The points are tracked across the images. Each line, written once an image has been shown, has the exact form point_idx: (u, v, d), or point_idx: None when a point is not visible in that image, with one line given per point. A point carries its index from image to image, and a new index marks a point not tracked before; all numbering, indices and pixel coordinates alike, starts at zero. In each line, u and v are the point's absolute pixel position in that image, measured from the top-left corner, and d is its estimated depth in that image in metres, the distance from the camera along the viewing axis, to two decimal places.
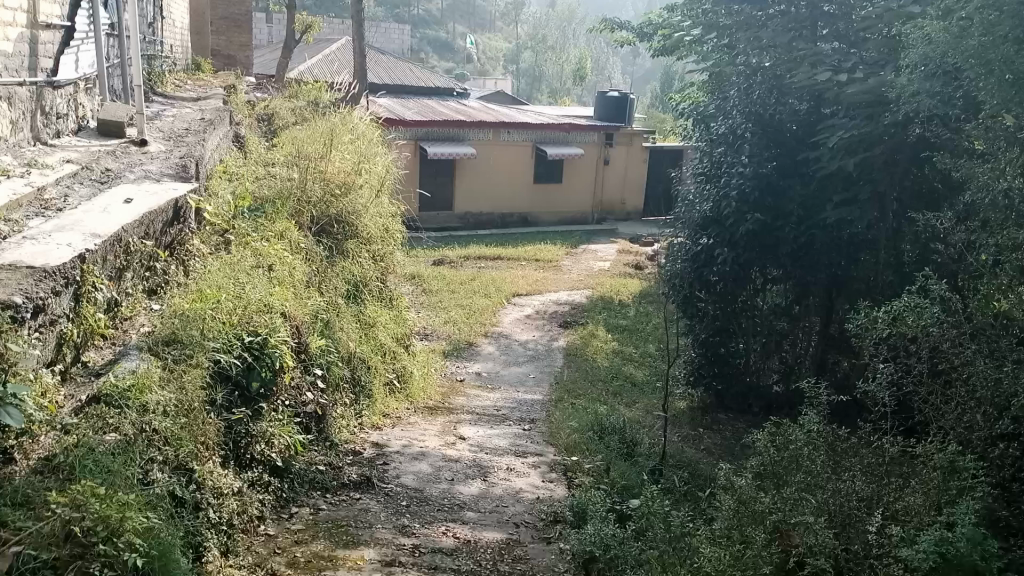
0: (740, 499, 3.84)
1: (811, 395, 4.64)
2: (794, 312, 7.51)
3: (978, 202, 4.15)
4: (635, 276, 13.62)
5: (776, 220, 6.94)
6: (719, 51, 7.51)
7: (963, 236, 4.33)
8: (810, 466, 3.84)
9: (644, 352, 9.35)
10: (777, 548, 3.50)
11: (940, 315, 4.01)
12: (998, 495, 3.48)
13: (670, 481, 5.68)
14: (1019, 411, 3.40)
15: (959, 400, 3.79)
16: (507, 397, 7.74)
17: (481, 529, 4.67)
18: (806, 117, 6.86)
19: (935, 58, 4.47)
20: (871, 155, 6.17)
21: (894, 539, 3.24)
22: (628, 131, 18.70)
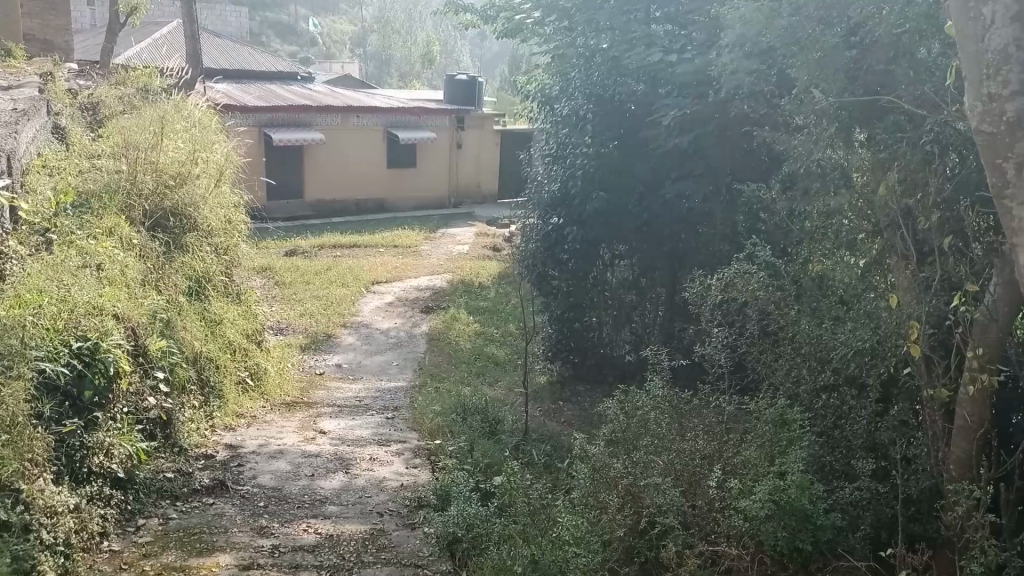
0: (593, 466, 4.00)
1: (655, 362, 4.89)
2: (641, 286, 7.65)
3: (797, 173, 4.44)
4: (494, 258, 13.73)
5: (620, 198, 7.25)
6: (559, 32, 7.64)
7: (786, 206, 4.64)
8: (656, 430, 4.03)
9: (504, 332, 9.46)
10: (629, 511, 3.70)
11: (766, 280, 4.30)
12: (823, 442, 3.76)
13: (532, 456, 5.79)
14: (839, 364, 3.70)
15: (787, 357, 4.07)
16: (369, 386, 7.63)
17: (344, 522, 4.59)
18: (644, 97, 7.07)
19: (752, 38, 4.74)
20: (702, 132, 6.50)
21: (733, 492, 3.47)
22: (478, 114, 18.79)
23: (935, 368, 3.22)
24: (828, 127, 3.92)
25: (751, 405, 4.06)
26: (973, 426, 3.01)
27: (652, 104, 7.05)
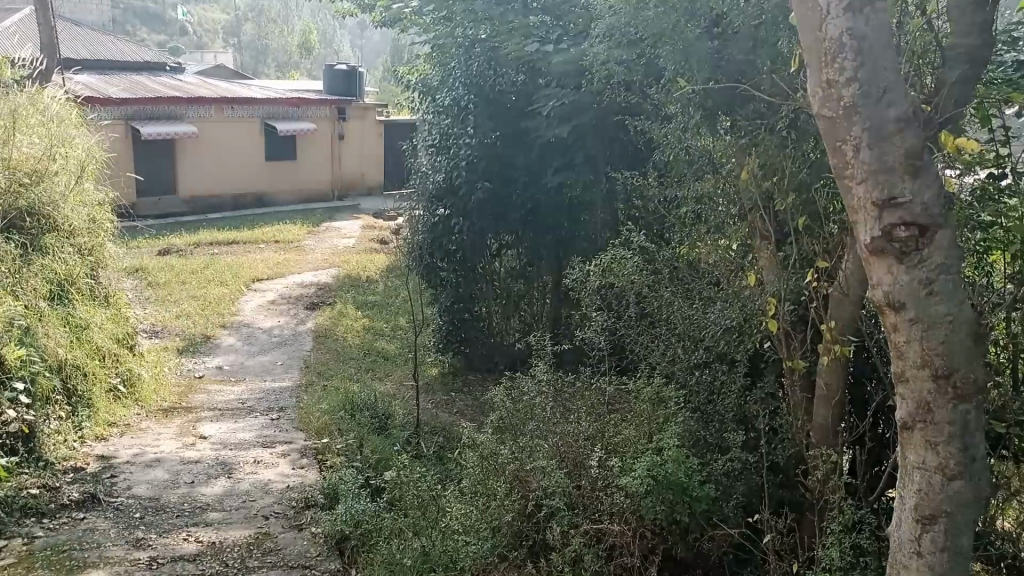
0: (481, 453, 4.03)
1: (539, 348, 4.96)
2: (528, 274, 7.71)
3: (669, 159, 4.60)
4: (381, 251, 13.55)
5: (504, 188, 7.31)
6: (437, 22, 7.61)
7: (659, 191, 4.80)
8: (541, 414, 4.09)
9: (393, 325, 9.36)
10: (517, 496, 3.75)
11: (640, 264, 4.44)
12: (698, 417, 3.91)
13: (422, 448, 5.77)
14: (711, 342, 3.85)
15: (663, 337, 4.22)
16: (252, 388, 7.39)
17: (227, 528, 4.44)
18: (524, 88, 7.22)
19: (622, 28, 4.85)
20: (581, 122, 6.65)
21: (615, 470, 3.57)
22: (359, 104, 18.47)
23: (794, 341, 3.42)
24: (695, 114, 4.07)
25: (630, 385, 4.18)
26: (830, 394, 3.21)
27: (531, 94, 7.22)
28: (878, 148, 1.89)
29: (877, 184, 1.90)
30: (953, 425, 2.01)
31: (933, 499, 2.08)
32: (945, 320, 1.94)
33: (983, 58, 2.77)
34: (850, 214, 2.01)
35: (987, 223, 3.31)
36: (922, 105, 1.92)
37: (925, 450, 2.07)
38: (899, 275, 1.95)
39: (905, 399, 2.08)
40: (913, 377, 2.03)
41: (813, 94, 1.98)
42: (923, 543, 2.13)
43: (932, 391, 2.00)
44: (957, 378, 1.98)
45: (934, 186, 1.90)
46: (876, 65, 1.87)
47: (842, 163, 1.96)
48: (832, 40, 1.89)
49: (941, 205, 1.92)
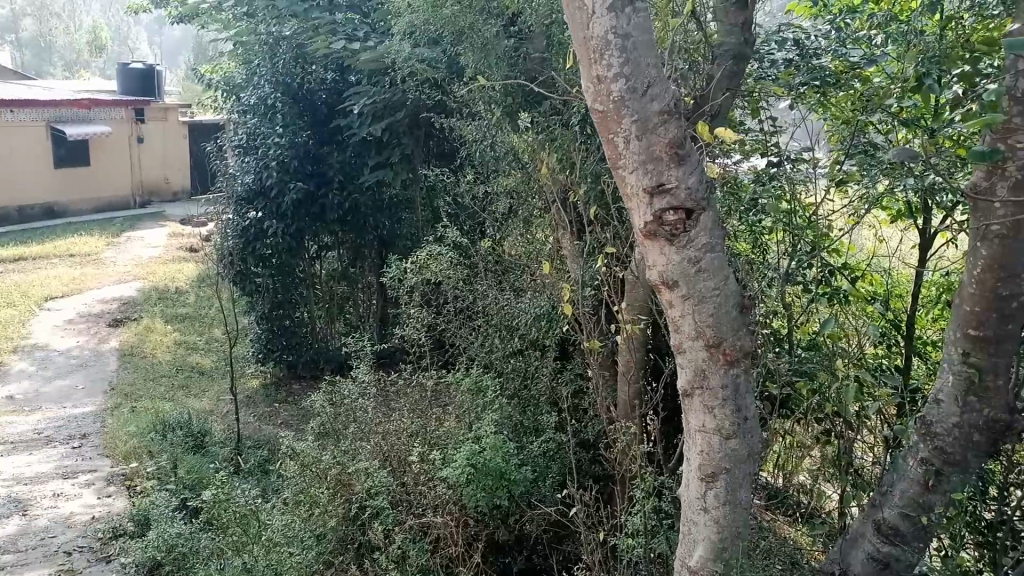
0: (303, 461, 3.95)
1: (358, 350, 4.90)
2: (351, 275, 7.63)
3: (476, 155, 4.70)
4: (192, 259, 12.82)
5: (319, 188, 7.08)
6: (237, 18, 7.33)
7: (469, 187, 4.90)
8: (362, 416, 4.07)
9: (206, 338, 8.88)
10: (340, 500, 3.71)
11: (454, 259, 4.51)
12: (516, 403, 4.04)
13: (244, 463, 5.54)
14: (525, 331, 3.99)
15: (481, 330, 4.30)
16: (49, 416, 6.78)
17: (22, 570, 4.07)
18: (334, 85, 7.14)
19: (424, 27, 4.90)
20: (395, 120, 6.63)
21: (436, 463, 3.64)
22: (160, 105, 17.38)
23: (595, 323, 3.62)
24: (495, 111, 4.21)
25: (450, 377, 4.24)
26: (631, 371, 3.43)
27: (342, 92, 7.17)
28: (645, 138, 2.02)
29: (647, 172, 2.04)
30: (725, 389, 2.21)
31: (714, 457, 2.28)
32: (712, 294, 2.13)
33: (743, 55, 3.04)
34: (625, 201, 2.15)
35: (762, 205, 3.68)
36: (680, 97, 2.08)
37: (704, 414, 2.26)
38: (671, 255, 2.11)
39: (684, 369, 2.27)
40: (689, 348, 2.21)
41: (585, 88, 2.08)
42: (708, 499, 2.33)
43: (706, 359, 2.19)
44: (726, 346, 2.17)
45: (695, 172, 2.07)
46: (639, 61, 1.99)
47: (615, 153, 2.09)
48: (598, 38, 1.99)
49: (703, 189, 2.10)
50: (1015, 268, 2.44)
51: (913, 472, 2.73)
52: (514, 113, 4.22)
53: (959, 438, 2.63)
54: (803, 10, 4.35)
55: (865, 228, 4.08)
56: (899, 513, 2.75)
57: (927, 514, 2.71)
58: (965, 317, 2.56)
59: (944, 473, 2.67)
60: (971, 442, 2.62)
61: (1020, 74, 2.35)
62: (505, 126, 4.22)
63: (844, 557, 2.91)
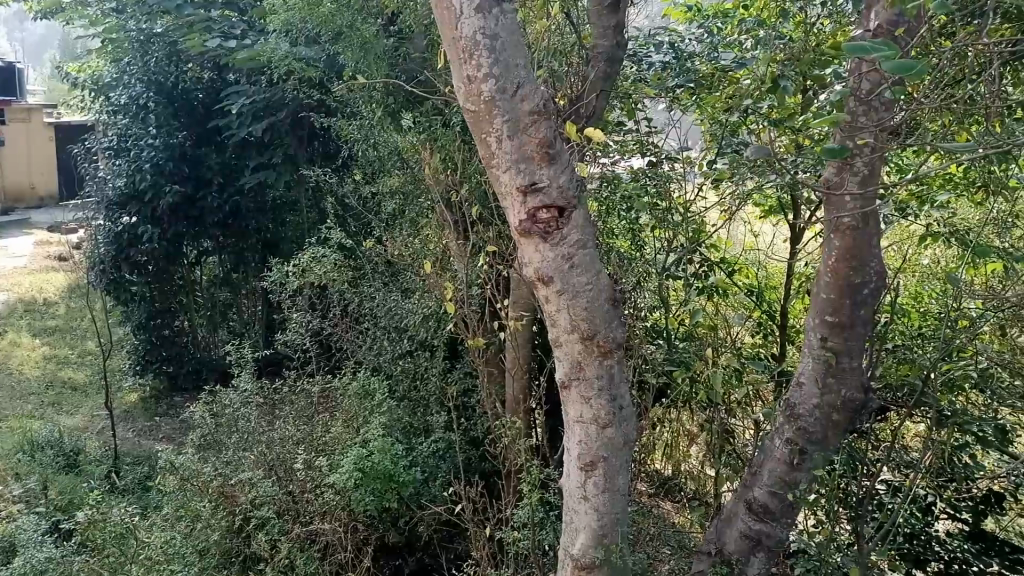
0: (183, 474, 3.82)
1: (240, 358, 4.75)
2: (234, 281, 7.37)
3: (360, 155, 4.65)
4: (60, 269, 12.07)
5: (196, 191, 6.86)
6: (102, 13, 6.97)
7: (353, 188, 4.84)
8: (245, 426, 3.96)
9: (78, 352, 8.39)
10: (223, 513, 3.61)
11: (339, 262, 4.43)
12: (406, 405, 4.03)
13: (121, 481, 5.26)
14: (414, 332, 3.98)
15: (368, 333, 4.26)
16: None
17: None
18: (211, 85, 6.90)
19: (302, 26, 4.81)
20: (277, 120, 6.46)
21: (324, 469, 3.62)
22: (21, 105, 16.14)
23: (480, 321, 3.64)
24: (376, 110, 4.17)
25: (337, 381, 4.18)
26: (519, 367, 3.48)
27: (220, 91, 6.95)
28: (516, 138, 2.05)
29: (519, 171, 2.07)
30: (601, 379, 2.27)
31: (592, 447, 2.34)
32: (585, 288, 2.19)
33: (616, 58, 3.14)
34: (499, 198, 2.19)
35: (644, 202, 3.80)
36: (550, 97, 2.11)
37: (581, 404, 2.33)
38: (545, 251, 2.15)
39: (562, 362, 2.32)
40: (565, 341, 2.26)
41: (456, 87, 2.08)
42: (588, 488, 2.39)
43: (581, 351, 2.25)
44: (600, 338, 2.24)
45: (565, 171, 2.12)
46: (508, 62, 2.00)
47: (488, 153, 2.11)
48: (467, 39, 1.98)
49: (574, 187, 2.15)
50: (864, 257, 2.62)
51: (779, 451, 2.89)
52: (396, 113, 4.20)
53: (819, 418, 2.80)
54: (679, 14, 4.38)
55: (740, 223, 4.27)
56: (768, 491, 2.91)
57: (793, 490, 2.87)
58: (822, 304, 2.74)
59: (807, 451, 2.84)
60: (830, 420, 2.79)
61: (863, 76, 2.53)
62: (387, 126, 4.18)
63: (720, 537, 3.04)
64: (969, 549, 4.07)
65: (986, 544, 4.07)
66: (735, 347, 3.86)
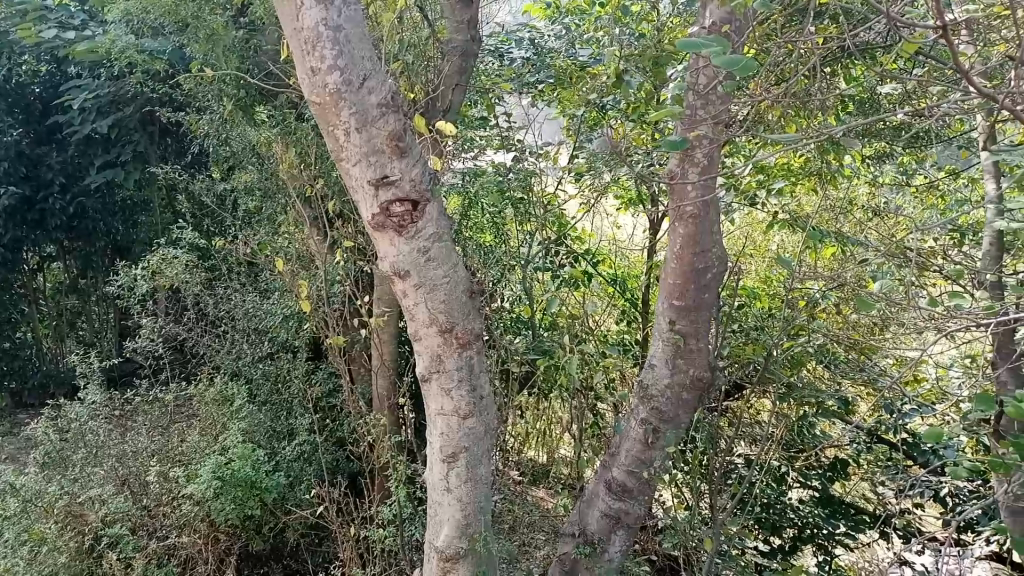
0: (25, 496, 3.59)
1: (86, 367, 4.47)
2: (81, 287, 7.00)
3: (212, 150, 4.45)
4: None
5: (37, 193, 6.32)
6: None
7: (205, 185, 4.63)
8: (94, 440, 3.75)
9: None
10: (71, 534, 3.43)
11: (191, 263, 4.23)
12: (268, 408, 3.93)
13: None
14: (276, 334, 3.88)
15: (226, 336, 4.11)
16: None
17: None
18: (49, 79, 6.43)
19: (142, 15, 4.56)
20: (124, 116, 6.08)
21: (180, 481, 3.50)
22: None
23: (339, 320, 3.58)
24: (227, 105, 4.00)
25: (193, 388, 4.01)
26: (384, 364, 3.44)
27: (59, 85, 6.49)
28: (366, 131, 2.01)
29: (370, 164, 2.04)
30: (461, 370, 2.30)
31: (454, 438, 2.36)
32: (443, 281, 2.20)
33: (470, 52, 3.21)
34: (350, 192, 2.15)
35: (512, 199, 3.90)
36: (397, 89, 2.09)
37: (442, 398, 2.34)
38: (400, 245, 2.14)
39: (421, 355, 2.32)
40: (425, 335, 2.27)
41: (301, 79, 2.01)
42: (450, 480, 2.41)
43: (440, 344, 2.26)
44: (458, 330, 2.26)
45: (417, 164, 2.11)
46: (354, 54, 1.95)
47: (338, 146, 2.07)
48: (309, 30, 1.91)
49: (427, 179, 2.15)
50: (706, 245, 2.76)
51: (635, 431, 3.00)
52: (248, 107, 4.05)
53: (670, 398, 2.93)
54: (539, 10, 4.49)
55: (603, 214, 4.39)
56: (625, 470, 3.02)
57: (648, 468, 3.00)
58: (670, 289, 2.86)
59: (660, 430, 2.96)
60: (681, 400, 2.93)
61: (700, 72, 2.68)
62: (241, 121, 4.03)
63: (582, 518, 3.15)
64: (819, 513, 4.38)
65: (833, 508, 4.39)
66: (596, 334, 3.98)
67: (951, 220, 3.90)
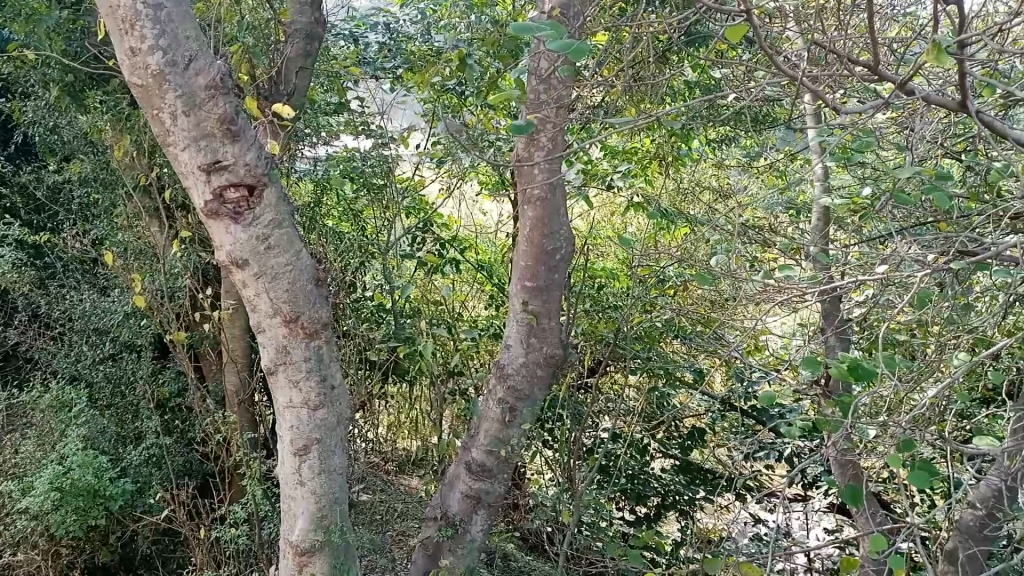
0: None
1: None
2: None
3: (41, 140, 4.12)
4: None
5: None
6: None
7: (37, 177, 4.29)
8: None
9: None
10: None
11: (22, 262, 3.93)
12: (113, 412, 3.70)
13: None
14: (118, 334, 3.67)
15: (64, 339, 3.85)
16: None
17: None
18: None
19: None
20: None
21: (15, 494, 3.30)
22: None
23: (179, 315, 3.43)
24: (53, 91, 3.70)
25: (28, 395, 3.75)
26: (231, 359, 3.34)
27: None
28: (194, 114, 1.98)
29: (200, 149, 2.00)
30: (309, 361, 2.26)
31: (304, 430, 2.31)
32: (285, 269, 2.17)
33: (315, 35, 3.11)
34: (181, 179, 2.09)
35: (367, 186, 3.82)
36: (229, 71, 2.06)
37: (290, 389, 2.29)
38: (237, 232, 2.10)
39: (266, 348, 2.27)
40: (269, 326, 2.22)
41: (120, 61, 1.95)
42: (303, 472, 2.36)
43: (286, 334, 2.22)
44: (304, 319, 2.23)
45: (252, 148, 2.09)
46: (176, 33, 1.93)
47: (163, 130, 2.01)
48: (126, 8, 1.85)
49: (264, 164, 2.12)
50: (553, 226, 2.84)
51: (492, 411, 3.05)
52: (78, 93, 3.77)
53: (526, 376, 2.99)
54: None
55: (467, 199, 4.37)
56: (484, 450, 3.06)
57: (505, 447, 3.05)
58: (521, 271, 2.93)
59: (516, 408, 3.02)
60: (536, 377, 3.00)
61: (542, 57, 2.72)
62: (70, 108, 3.75)
63: (444, 500, 3.15)
64: (679, 480, 4.60)
65: (692, 474, 4.62)
66: (458, 320, 3.97)
67: (788, 199, 4.14)
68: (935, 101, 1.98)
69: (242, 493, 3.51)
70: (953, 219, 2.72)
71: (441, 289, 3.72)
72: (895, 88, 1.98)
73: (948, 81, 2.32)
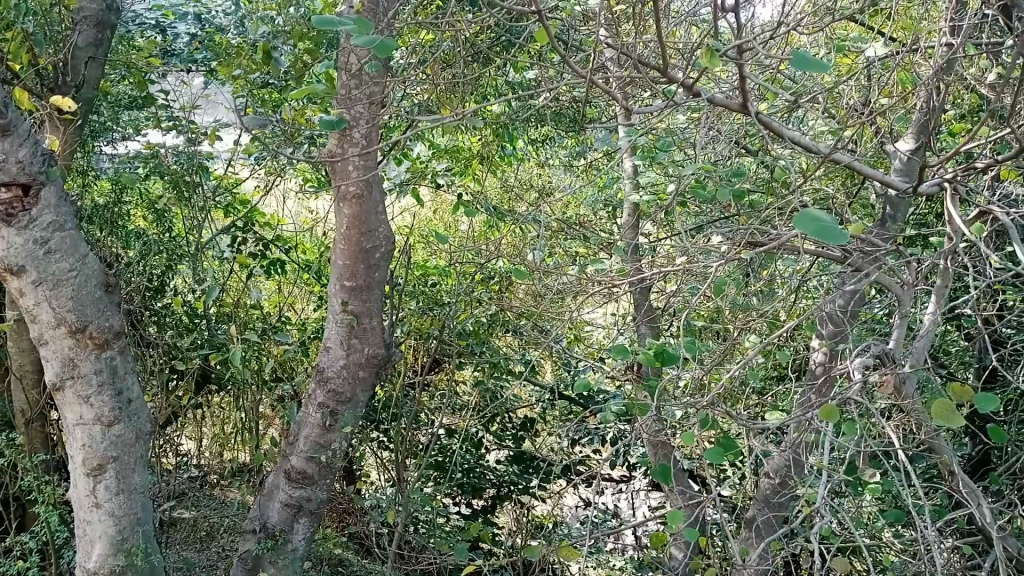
0: None
1: None
2: None
3: None
4: None
5: None
6: None
7: None
8: None
9: None
10: None
11: None
12: None
13: None
14: None
15: None
16: None
17: None
18: None
19: None
20: None
21: None
22: None
23: None
24: None
25: None
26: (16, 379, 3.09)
27: None
28: None
29: None
30: (99, 374, 2.16)
31: (96, 449, 2.20)
32: (68, 276, 2.08)
33: (106, 22, 2.94)
34: None
35: (174, 184, 3.59)
36: None
37: (79, 405, 2.17)
38: (10, 236, 2.01)
39: (50, 362, 2.15)
40: (51, 337, 2.11)
41: None
42: (98, 494, 2.25)
43: (72, 347, 2.12)
44: (91, 330, 2.13)
45: (25, 144, 2.00)
46: None
47: None
48: None
49: (39, 163, 2.03)
50: (370, 223, 2.83)
51: (312, 416, 3.00)
52: None
53: (347, 378, 2.97)
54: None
55: (287, 198, 4.22)
56: (304, 457, 3.00)
57: (326, 452, 3.01)
58: (340, 270, 2.91)
59: (338, 411, 2.99)
60: (357, 377, 2.98)
61: (351, 54, 2.72)
62: None
63: (263, 513, 3.06)
64: (512, 470, 4.68)
65: (525, 464, 4.71)
66: (277, 324, 3.83)
67: (606, 196, 4.30)
68: (720, 103, 2.12)
69: (35, 519, 3.38)
70: (747, 212, 2.94)
71: (254, 292, 3.56)
72: (683, 90, 2.11)
73: (733, 85, 2.51)
